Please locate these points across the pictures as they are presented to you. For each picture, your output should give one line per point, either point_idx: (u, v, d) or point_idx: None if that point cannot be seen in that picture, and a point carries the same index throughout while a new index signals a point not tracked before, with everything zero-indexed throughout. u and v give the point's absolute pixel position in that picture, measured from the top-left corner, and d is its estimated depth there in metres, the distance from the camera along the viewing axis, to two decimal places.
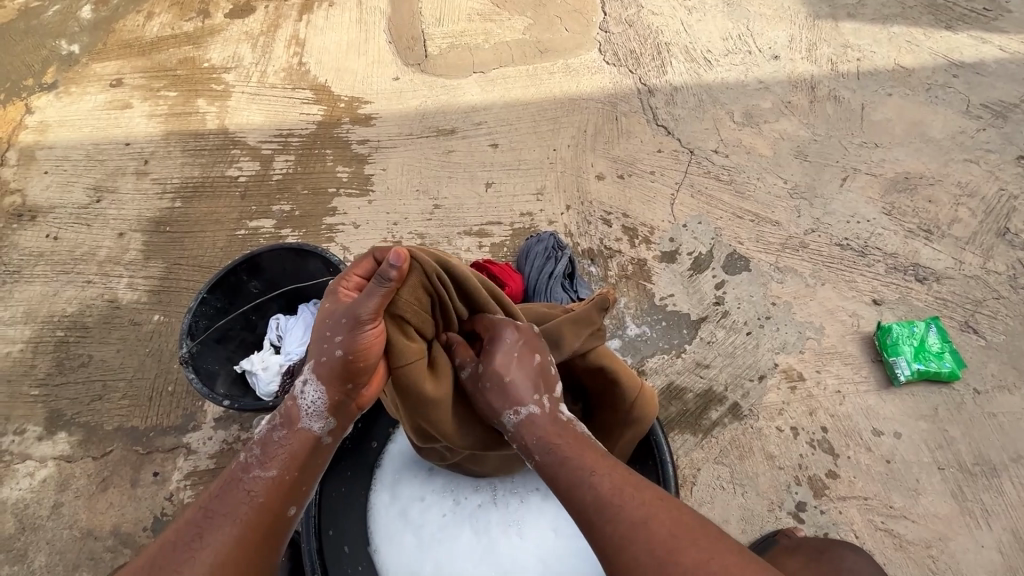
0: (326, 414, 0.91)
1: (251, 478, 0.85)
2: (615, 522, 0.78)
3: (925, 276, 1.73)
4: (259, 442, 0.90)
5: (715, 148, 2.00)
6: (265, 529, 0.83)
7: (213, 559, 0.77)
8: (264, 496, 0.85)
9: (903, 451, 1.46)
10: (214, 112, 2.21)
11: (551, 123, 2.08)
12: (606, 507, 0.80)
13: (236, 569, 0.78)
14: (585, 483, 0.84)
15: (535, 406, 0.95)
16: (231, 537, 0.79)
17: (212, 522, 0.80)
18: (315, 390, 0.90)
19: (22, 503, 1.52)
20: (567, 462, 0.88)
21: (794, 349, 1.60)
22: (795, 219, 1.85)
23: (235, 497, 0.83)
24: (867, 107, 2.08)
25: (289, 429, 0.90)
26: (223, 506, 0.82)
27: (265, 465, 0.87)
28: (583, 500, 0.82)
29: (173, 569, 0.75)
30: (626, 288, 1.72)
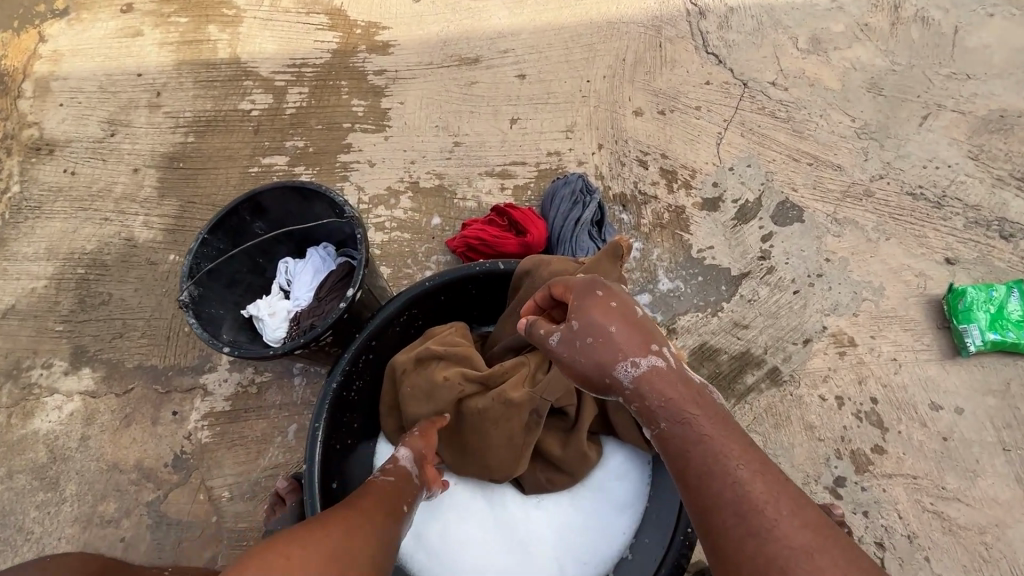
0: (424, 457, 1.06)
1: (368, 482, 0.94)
2: (759, 536, 0.65)
3: (1011, 233, 1.50)
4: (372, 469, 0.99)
5: (773, 79, 1.75)
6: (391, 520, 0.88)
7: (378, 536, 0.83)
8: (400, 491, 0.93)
9: (963, 428, 1.31)
10: (226, 39, 2.07)
11: (586, 50, 1.86)
12: (744, 521, 0.66)
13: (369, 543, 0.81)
14: (722, 478, 0.70)
15: (658, 359, 0.78)
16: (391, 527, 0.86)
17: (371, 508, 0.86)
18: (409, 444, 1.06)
19: (53, 435, 1.57)
20: (703, 438, 0.73)
21: (847, 311, 1.44)
22: (861, 163, 1.62)
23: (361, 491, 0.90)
24: (962, 30, 1.76)
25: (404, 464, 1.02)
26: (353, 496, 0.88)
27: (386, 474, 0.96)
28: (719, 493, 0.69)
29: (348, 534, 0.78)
30: (660, 238, 1.56)
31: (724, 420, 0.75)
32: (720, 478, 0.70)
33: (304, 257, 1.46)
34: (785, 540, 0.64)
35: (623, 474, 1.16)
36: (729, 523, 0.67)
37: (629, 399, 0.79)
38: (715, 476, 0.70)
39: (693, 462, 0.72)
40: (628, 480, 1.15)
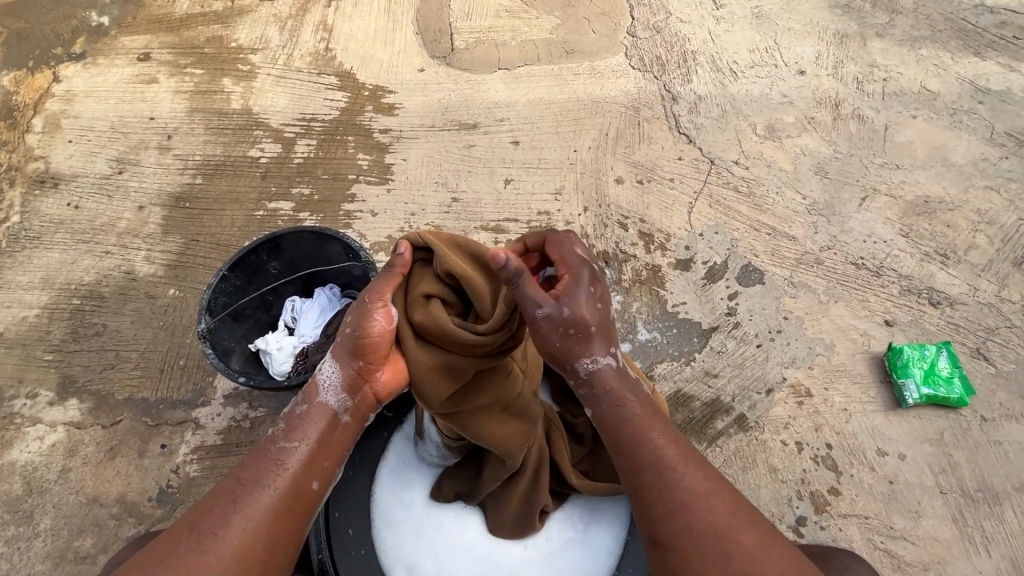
0: (340, 390, 1.01)
1: (274, 440, 0.95)
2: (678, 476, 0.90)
3: (939, 300, 1.73)
4: (286, 418, 0.99)
5: (735, 159, 2.00)
6: (291, 487, 0.91)
7: (246, 522, 0.86)
8: (289, 464, 0.93)
9: (907, 472, 1.48)
10: (240, 92, 2.22)
11: (573, 124, 2.08)
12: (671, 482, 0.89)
13: (265, 527, 0.87)
14: (651, 445, 0.93)
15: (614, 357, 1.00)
16: (264, 493, 0.89)
17: (247, 486, 0.89)
18: (330, 366, 1.02)
19: (32, 466, 1.55)
20: (638, 415, 0.97)
21: (804, 364, 1.61)
22: (812, 235, 1.85)
23: (266, 466, 0.92)
24: (891, 128, 2.07)
25: (309, 403, 1.00)
26: (253, 474, 0.91)
27: (290, 438, 0.95)
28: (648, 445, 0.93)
29: (210, 529, 0.84)
30: (639, 293, 1.73)
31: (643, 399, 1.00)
32: (649, 454, 0.92)
33: (310, 296, 1.57)
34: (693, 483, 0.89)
35: (605, 510, 1.23)
36: (654, 457, 0.92)
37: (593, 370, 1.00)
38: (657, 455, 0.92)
39: (638, 431, 0.95)
40: (608, 515, 1.22)
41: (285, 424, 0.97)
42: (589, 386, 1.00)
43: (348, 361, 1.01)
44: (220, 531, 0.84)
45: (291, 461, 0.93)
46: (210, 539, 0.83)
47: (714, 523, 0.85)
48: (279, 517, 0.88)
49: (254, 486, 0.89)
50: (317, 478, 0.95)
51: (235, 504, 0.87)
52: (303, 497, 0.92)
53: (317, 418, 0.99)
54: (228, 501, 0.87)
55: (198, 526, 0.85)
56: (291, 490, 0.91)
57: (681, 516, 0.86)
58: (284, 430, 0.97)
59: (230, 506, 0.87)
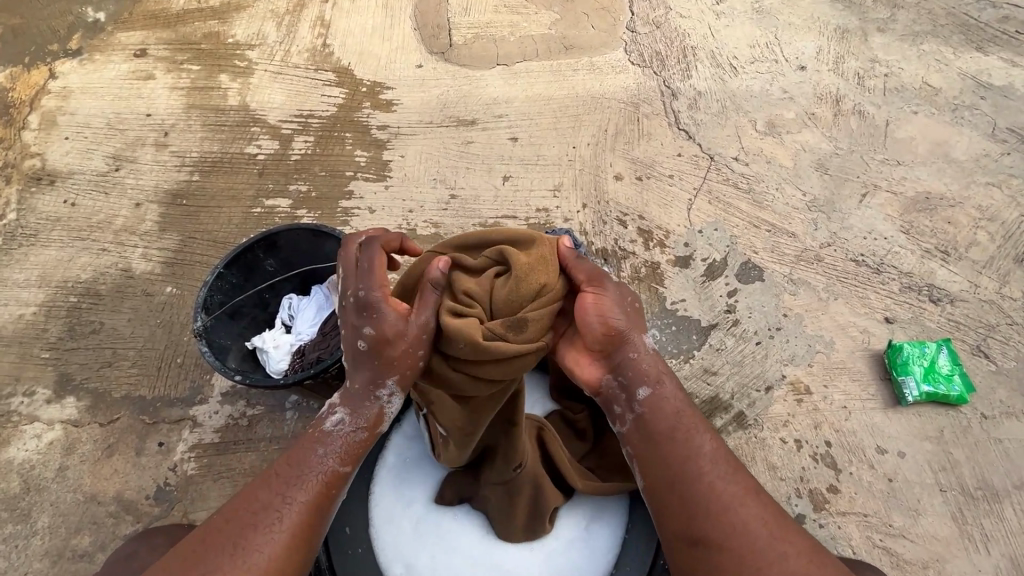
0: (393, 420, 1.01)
1: (323, 459, 0.94)
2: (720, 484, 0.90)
3: (939, 297, 1.72)
4: (334, 436, 0.96)
5: (735, 155, 1.99)
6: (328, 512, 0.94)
7: (286, 546, 0.88)
8: (333, 489, 0.94)
9: (906, 470, 1.47)
10: (237, 88, 2.21)
11: (572, 120, 2.07)
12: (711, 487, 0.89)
13: (303, 551, 0.90)
14: (695, 445, 0.93)
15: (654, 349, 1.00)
16: (306, 521, 0.90)
17: (292, 507, 0.90)
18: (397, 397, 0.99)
19: (29, 464, 1.55)
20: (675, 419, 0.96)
21: (803, 361, 1.61)
22: (812, 232, 1.84)
23: (314, 489, 0.92)
24: (892, 124, 2.06)
25: (368, 430, 0.98)
26: (303, 494, 0.91)
27: (343, 462, 0.96)
28: (686, 451, 0.93)
29: (253, 547, 0.85)
30: (638, 290, 1.72)
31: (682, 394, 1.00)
32: (689, 455, 0.92)
33: (307, 294, 1.56)
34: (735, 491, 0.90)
35: (604, 509, 1.23)
36: (693, 464, 0.92)
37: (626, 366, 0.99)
38: (696, 455, 0.92)
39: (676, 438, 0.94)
40: (607, 514, 1.22)
41: (338, 445, 0.96)
42: (630, 376, 0.98)
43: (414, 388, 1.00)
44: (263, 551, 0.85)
45: (336, 486, 0.95)
46: (255, 559, 0.84)
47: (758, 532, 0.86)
48: (319, 538, 0.93)
49: (303, 511, 0.90)
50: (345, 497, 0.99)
51: (278, 526, 0.88)
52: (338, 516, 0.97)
53: (368, 442, 0.99)
54: (271, 517, 0.88)
55: (239, 538, 0.86)
56: (331, 514, 0.94)
57: (722, 517, 0.87)
58: (337, 451, 0.96)
59: (275, 527, 0.87)
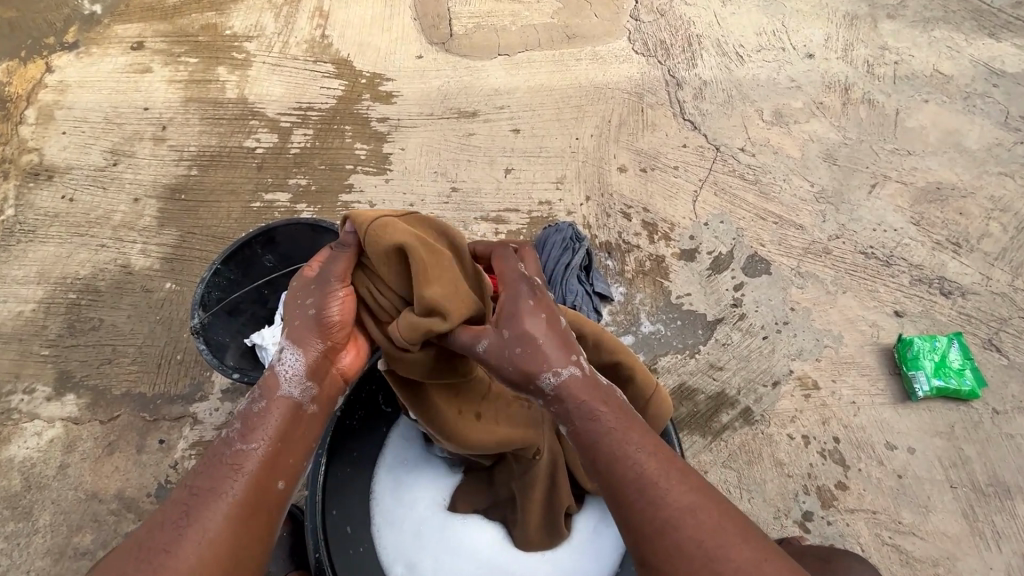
0: (305, 379, 0.89)
1: (225, 442, 0.84)
2: (657, 504, 0.72)
3: (950, 290, 1.69)
4: (239, 416, 0.87)
5: (742, 146, 1.95)
6: (250, 499, 0.80)
7: (202, 541, 0.74)
8: (247, 467, 0.81)
9: (916, 466, 1.45)
10: (235, 81, 2.17)
11: (575, 111, 2.03)
12: (649, 510, 0.72)
13: (223, 545, 0.75)
14: (625, 466, 0.74)
15: (577, 367, 0.80)
16: (219, 513, 0.77)
17: (198, 499, 0.78)
18: (291, 354, 0.90)
19: (30, 462, 1.54)
20: (603, 432, 0.77)
21: (811, 356, 1.58)
22: (820, 224, 1.80)
23: (220, 472, 0.80)
24: (902, 113, 2.01)
25: (269, 398, 0.87)
26: (208, 482, 0.80)
27: (245, 438, 0.84)
28: (621, 475, 0.74)
29: (164, 549, 0.73)
30: (643, 284, 1.69)
31: (597, 385, 0.81)
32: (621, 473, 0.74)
33: None
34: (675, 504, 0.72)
35: None
36: (627, 486, 0.73)
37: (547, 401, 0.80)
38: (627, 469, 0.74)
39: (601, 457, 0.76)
40: None
41: (237, 425, 0.86)
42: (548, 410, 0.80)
43: (309, 342, 0.91)
44: (175, 552, 0.73)
45: (250, 464, 0.81)
46: (161, 560, 0.72)
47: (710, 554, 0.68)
48: (244, 522, 0.78)
49: (209, 497, 0.78)
50: (284, 478, 0.84)
51: (181, 521, 0.76)
52: (267, 499, 0.81)
53: (278, 411, 0.87)
54: (177, 516, 0.76)
55: (151, 544, 0.74)
56: (253, 495, 0.80)
57: (662, 542, 0.70)
58: (236, 431, 0.85)
59: (180, 521, 0.76)
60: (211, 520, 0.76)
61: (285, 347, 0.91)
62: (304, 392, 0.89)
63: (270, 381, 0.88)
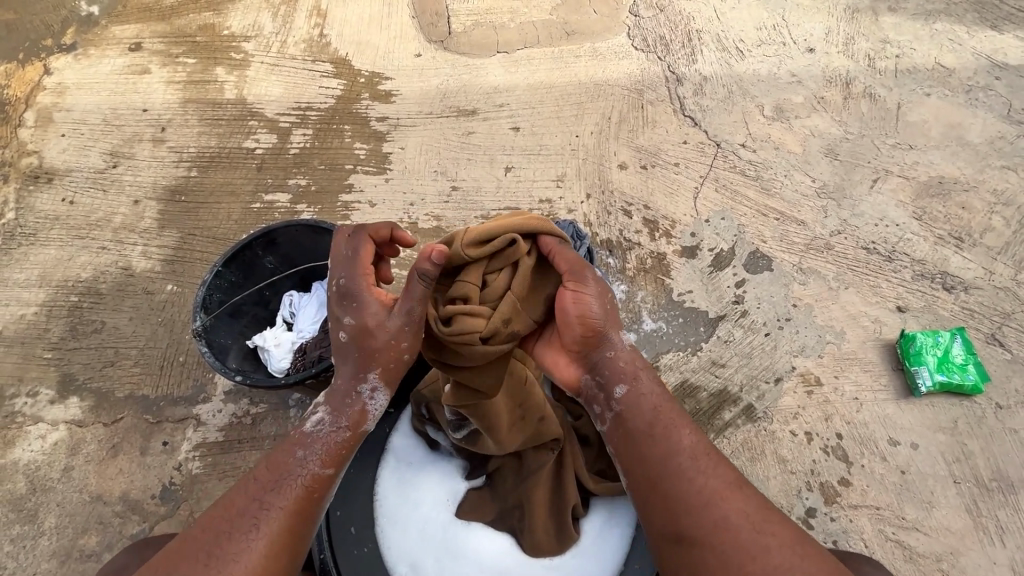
0: (381, 418, 1.01)
1: (302, 463, 0.91)
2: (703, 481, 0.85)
3: (953, 285, 1.68)
4: (316, 437, 0.94)
5: (742, 142, 1.95)
6: (312, 523, 0.89)
7: (267, 555, 0.83)
8: (318, 492, 0.91)
9: (919, 462, 1.45)
10: (233, 81, 2.17)
11: (575, 108, 2.03)
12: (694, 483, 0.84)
13: (283, 563, 0.84)
14: (675, 441, 0.89)
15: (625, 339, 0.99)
16: (286, 532, 0.85)
17: (267, 514, 0.85)
18: (382, 394, 0.99)
19: (34, 465, 1.54)
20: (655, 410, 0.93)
21: (813, 352, 1.58)
22: (822, 219, 1.80)
23: (292, 493, 0.88)
24: (904, 107, 2.00)
25: (352, 430, 0.96)
26: (281, 500, 0.87)
27: (324, 463, 0.92)
28: (671, 446, 0.88)
29: (230, 559, 0.81)
30: (645, 282, 1.69)
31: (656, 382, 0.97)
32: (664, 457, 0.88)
33: (308, 291, 1.55)
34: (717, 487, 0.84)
35: (616, 506, 1.22)
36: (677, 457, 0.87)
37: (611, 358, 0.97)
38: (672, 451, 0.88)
39: (654, 430, 0.90)
40: (619, 512, 1.21)
41: (317, 447, 0.93)
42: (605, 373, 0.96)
43: (399, 383, 1.01)
44: (241, 564, 0.80)
45: (320, 492, 0.91)
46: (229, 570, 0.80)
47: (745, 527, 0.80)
48: (303, 544, 0.88)
49: (280, 518, 0.86)
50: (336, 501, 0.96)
51: (248, 533, 0.83)
52: (319, 520, 0.92)
53: (351, 443, 0.97)
54: (244, 527, 0.84)
55: (217, 547, 0.82)
56: (314, 520, 0.90)
57: (707, 513, 0.82)
58: (316, 455, 0.92)
59: (250, 533, 0.83)
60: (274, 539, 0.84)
61: (375, 385, 0.98)
62: (374, 427, 1.01)
63: (354, 414, 0.97)
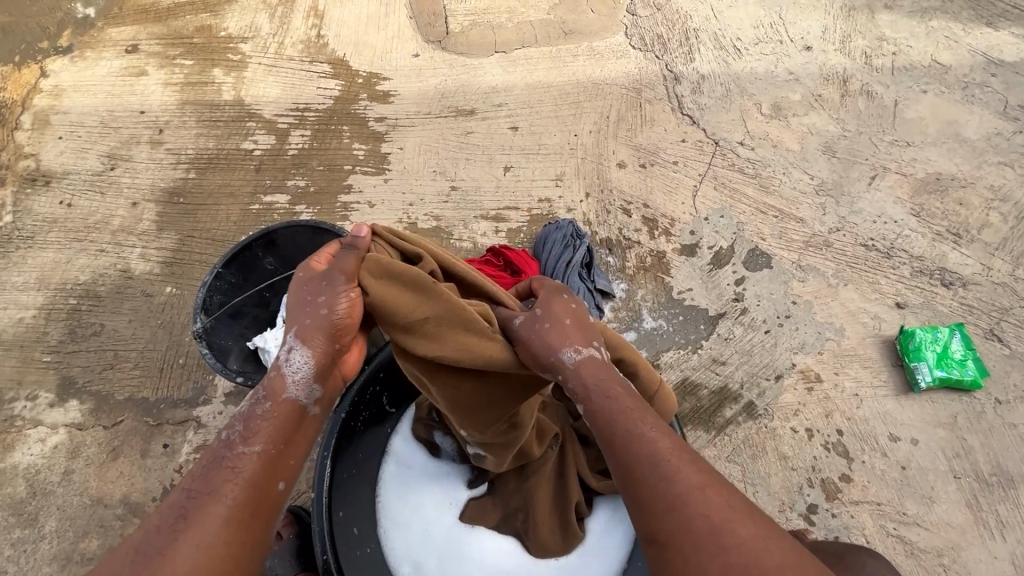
0: (312, 381, 0.87)
1: (225, 448, 0.82)
2: (671, 479, 0.76)
3: (951, 281, 1.69)
4: (239, 418, 0.85)
5: (740, 139, 1.95)
6: (253, 504, 0.79)
7: (200, 543, 0.73)
8: (249, 472, 0.80)
9: (920, 457, 1.45)
10: (231, 83, 2.16)
11: (573, 108, 2.03)
12: (663, 485, 0.75)
13: (223, 551, 0.74)
14: (642, 438, 0.80)
15: (596, 348, 0.91)
16: (218, 519, 0.75)
17: (197, 504, 0.76)
18: (302, 354, 0.87)
19: (34, 468, 1.54)
20: (624, 407, 0.84)
21: (813, 349, 1.58)
22: (820, 217, 1.80)
23: (219, 476, 0.79)
24: (901, 104, 2.01)
25: (274, 401, 0.86)
26: (208, 487, 0.78)
27: (249, 441, 0.82)
28: (638, 448, 0.80)
29: (158, 561, 0.71)
30: (644, 280, 1.69)
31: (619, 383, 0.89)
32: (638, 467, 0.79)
33: None
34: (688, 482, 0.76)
35: (619, 504, 1.22)
36: (644, 461, 0.78)
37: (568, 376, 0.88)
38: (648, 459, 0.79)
39: (618, 426, 0.83)
40: (622, 510, 1.21)
41: (236, 428, 0.84)
42: (572, 384, 0.88)
43: (323, 345, 0.88)
44: (170, 562, 0.70)
45: (250, 469, 0.80)
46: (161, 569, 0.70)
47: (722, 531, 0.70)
48: (250, 523, 0.77)
49: (207, 501, 0.76)
50: (284, 480, 0.84)
51: (174, 527, 0.74)
52: (269, 501, 0.81)
53: (280, 414, 0.86)
54: (171, 525, 0.74)
55: (147, 546, 0.73)
56: (251, 501, 0.79)
57: (679, 514, 0.73)
58: (238, 433, 0.84)
59: (178, 527, 0.74)
60: (211, 526, 0.74)
61: (293, 346, 0.88)
62: (308, 394, 0.88)
63: (273, 385, 0.86)
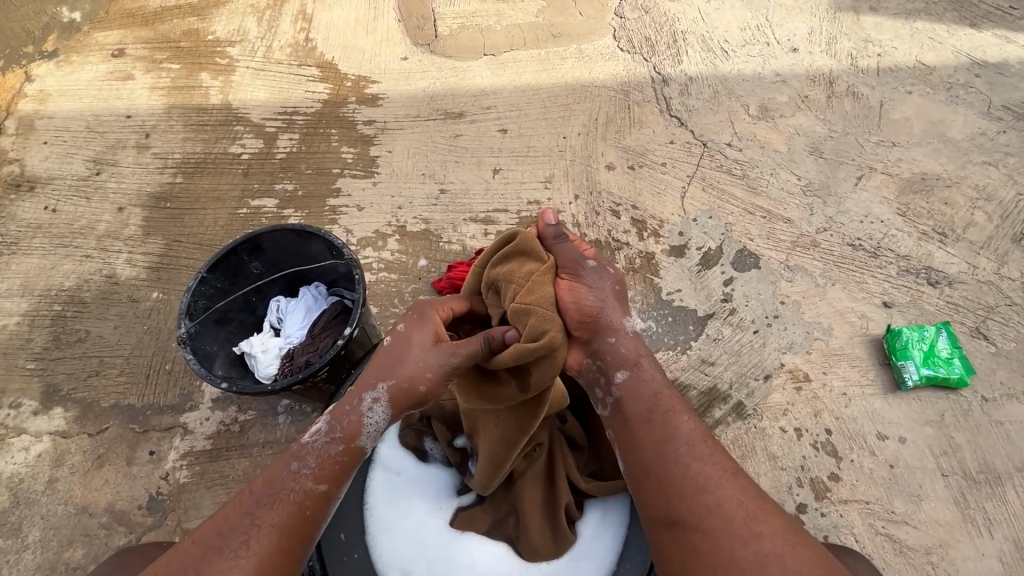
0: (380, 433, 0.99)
1: (294, 478, 0.93)
2: (698, 464, 0.94)
3: (937, 280, 1.70)
4: (312, 452, 0.95)
5: (728, 141, 1.96)
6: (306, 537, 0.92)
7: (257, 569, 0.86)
8: (310, 508, 0.92)
9: (907, 456, 1.46)
10: (218, 87, 2.15)
11: (562, 110, 2.03)
12: (690, 467, 0.94)
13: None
14: (674, 425, 0.98)
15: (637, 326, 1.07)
16: (275, 545, 0.88)
17: (258, 530, 0.88)
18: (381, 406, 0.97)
19: (18, 477, 1.52)
20: (658, 397, 1.01)
21: (801, 349, 1.59)
22: (808, 217, 1.81)
23: (284, 507, 0.91)
24: (886, 104, 2.03)
25: (346, 444, 0.96)
26: (273, 516, 0.90)
27: (317, 479, 0.94)
28: (670, 433, 0.98)
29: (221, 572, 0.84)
30: (633, 281, 1.69)
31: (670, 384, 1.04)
32: (671, 466, 0.95)
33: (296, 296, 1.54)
34: (710, 474, 0.93)
35: (610, 506, 1.22)
36: (666, 443, 0.97)
37: (610, 345, 1.03)
38: (688, 459, 0.95)
39: (650, 416, 0.99)
40: (612, 512, 1.21)
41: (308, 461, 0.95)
42: (606, 358, 1.03)
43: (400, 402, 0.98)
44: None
45: (310, 505, 0.93)
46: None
47: (729, 514, 0.89)
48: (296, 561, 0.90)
49: (269, 529, 0.88)
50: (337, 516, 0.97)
51: (238, 549, 0.86)
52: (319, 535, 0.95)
53: (347, 459, 0.97)
54: (234, 540, 0.87)
55: (212, 557, 0.85)
56: (307, 536, 0.92)
57: (699, 498, 0.91)
58: (307, 469, 0.94)
59: (240, 550, 0.86)
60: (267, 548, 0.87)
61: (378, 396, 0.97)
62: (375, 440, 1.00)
63: (349, 428, 0.97)
